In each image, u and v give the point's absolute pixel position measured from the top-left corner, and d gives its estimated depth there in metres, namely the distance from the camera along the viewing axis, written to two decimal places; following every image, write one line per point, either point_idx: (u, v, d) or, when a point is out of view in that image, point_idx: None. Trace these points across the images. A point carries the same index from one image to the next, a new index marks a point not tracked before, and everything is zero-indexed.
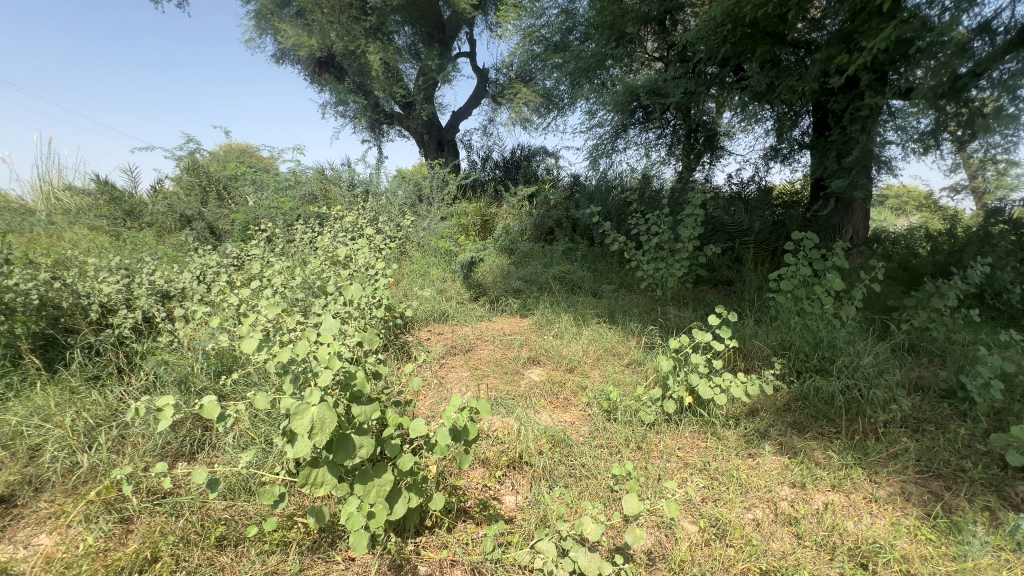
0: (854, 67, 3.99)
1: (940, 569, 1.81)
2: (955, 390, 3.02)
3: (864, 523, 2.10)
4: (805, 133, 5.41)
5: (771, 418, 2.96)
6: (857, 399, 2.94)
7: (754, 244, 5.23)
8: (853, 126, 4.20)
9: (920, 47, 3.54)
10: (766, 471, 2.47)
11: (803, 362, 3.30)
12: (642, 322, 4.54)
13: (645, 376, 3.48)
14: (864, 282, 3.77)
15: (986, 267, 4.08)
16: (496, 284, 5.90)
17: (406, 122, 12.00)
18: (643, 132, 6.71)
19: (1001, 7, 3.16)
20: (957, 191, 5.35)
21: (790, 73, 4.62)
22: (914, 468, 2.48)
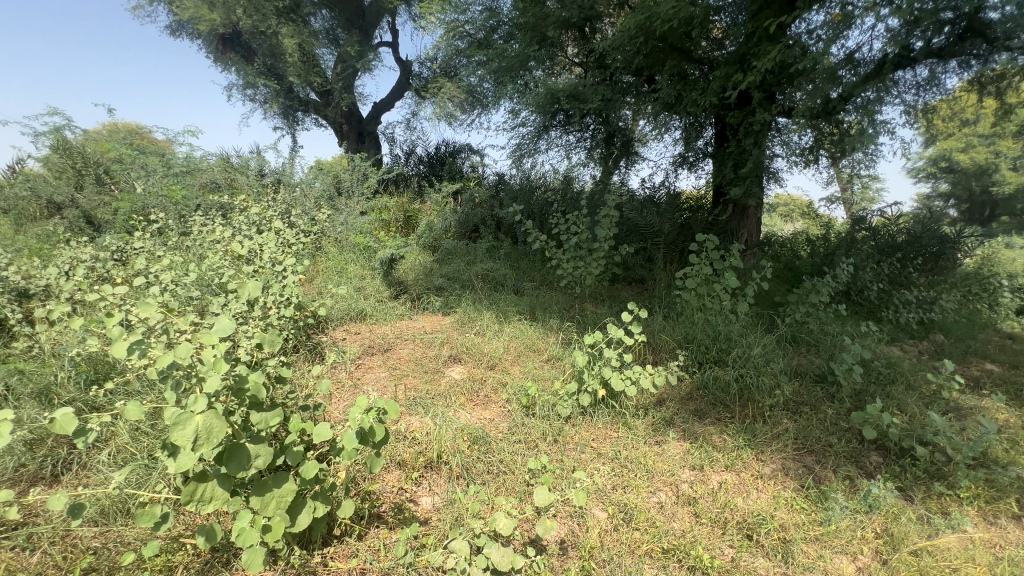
0: (747, 85, 4.41)
1: (810, 533, 2.04)
2: (826, 374, 3.44)
3: (751, 498, 2.32)
4: (709, 143, 5.88)
5: (675, 406, 3.18)
6: (748, 386, 3.24)
7: (664, 245, 5.59)
8: (747, 139, 4.62)
9: (800, 71, 3.94)
10: (670, 457, 2.65)
11: (703, 354, 3.58)
12: (562, 319, 4.67)
13: (563, 371, 3.58)
14: (755, 280, 4.16)
15: (851, 267, 4.68)
16: (418, 281, 5.77)
17: (323, 111, 11.35)
18: (564, 134, 6.90)
19: (862, 41, 3.62)
20: (830, 203, 6.13)
21: (695, 87, 4.97)
22: (793, 446, 2.79)
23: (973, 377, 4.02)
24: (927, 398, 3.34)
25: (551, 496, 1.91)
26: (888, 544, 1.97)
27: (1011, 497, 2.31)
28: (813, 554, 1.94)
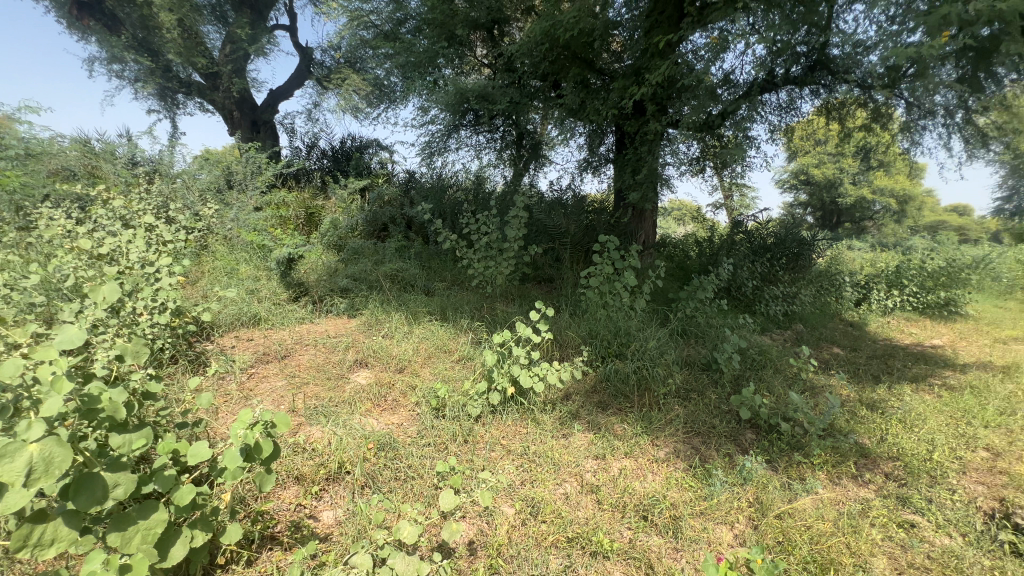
0: (642, 97, 4.75)
1: (696, 508, 2.24)
2: (710, 363, 3.81)
3: (647, 481, 2.49)
4: (610, 150, 6.23)
5: (580, 400, 3.33)
6: (645, 377, 3.48)
7: (571, 245, 5.82)
8: (642, 148, 4.97)
9: (685, 88, 4.32)
10: (575, 448, 2.76)
11: (606, 348, 3.79)
12: (474, 318, 4.67)
13: (473, 371, 3.58)
14: (651, 278, 4.48)
15: (731, 266, 5.24)
16: (320, 282, 5.42)
17: (209, 95, 10.25)
18: (474, 134, 6.90)
19: (735, 64, 4.06)
20: (714, 208, 6.82)
21: (597, 95, 5.24)
22: (683, 430, 3.05)
23: (824, 360, 4.70)
24: (789, 380, 3.85)
25: (457, 499, 1.91)
26: (758, 511, 2.22)
27: (850, 460, 2.73)
28: (698, 527, 2.13)
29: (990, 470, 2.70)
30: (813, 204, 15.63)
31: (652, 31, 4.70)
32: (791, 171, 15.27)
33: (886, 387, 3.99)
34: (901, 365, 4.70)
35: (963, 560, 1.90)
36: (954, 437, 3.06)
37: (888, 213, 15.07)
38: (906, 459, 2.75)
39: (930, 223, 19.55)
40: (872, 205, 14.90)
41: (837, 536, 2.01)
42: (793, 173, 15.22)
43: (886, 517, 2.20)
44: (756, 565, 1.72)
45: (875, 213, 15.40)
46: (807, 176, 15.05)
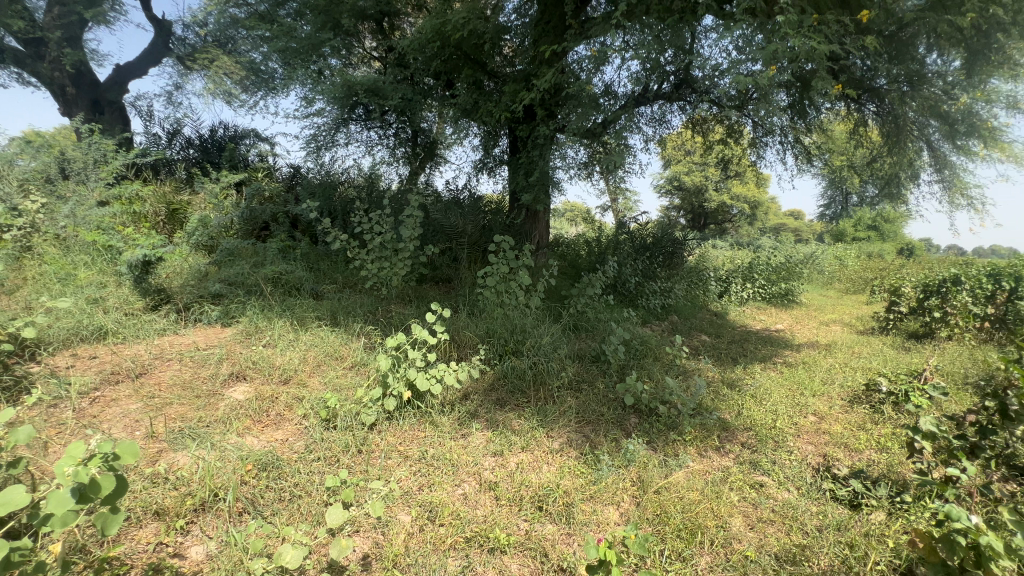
0: (532, 102, 4.92)
1: (586, 492, 2.39)
2: (599, 354, 4.08)
3: (542, 473, 2.58)
4: (504, 152, 6.36)
5: (479, 399, 3.35)
6: (541, 371, 3.62)
7: (468, 245, 5.84)
8: (534, 151, 5.15)
9: (571, 96, 4.57)
10: (473, 448, 2.77)
11: (503, 346, 3.87)
12: (367, 322, 4.46)
13: (368, 377, 3.42)
14: (545, 276, 4.66)
15: (616, 263, 5.65)
16: (186, 287, 4.79)
17: (31, 65, 8.50)
18: (365, 129, 6.59)
19: (614, 77, 4.38)
20: (601, 210, 7.31)
21: (489, 97, 5.32)
22: (575, 420, 3.22)
23: (694, 346, 5.29)
24: (666, 366, 4.27)
25: (344, 514, 1.85)
26: (640, 489, 2.43)
27: (714, 434, 3.11)
28: (588, 510, 2.26)
29: (817, 431, 3.25)
30: (685, 208, 17.45)
31: (540, 40, 4.88)
32: (666, 177, 16.90)
33: (742, 367, 4.61)
34: (753, 348, 5.46)
35: (798, 509, 2.27)
36: (791, 406, 3.63)
37: (742, 216, 17.48)
38: (757, 428, 3.21)
39: (774, 224, 23.00)
40: (730, 209, 17.18)
41: (704, 502, 2.27)
42: (668, 179, 16.84)
43: (742, 481, 2.54)
44: (630, 541, 1.78)
45: (732, 216, 17.77)
46: (678, 182, 16.78)
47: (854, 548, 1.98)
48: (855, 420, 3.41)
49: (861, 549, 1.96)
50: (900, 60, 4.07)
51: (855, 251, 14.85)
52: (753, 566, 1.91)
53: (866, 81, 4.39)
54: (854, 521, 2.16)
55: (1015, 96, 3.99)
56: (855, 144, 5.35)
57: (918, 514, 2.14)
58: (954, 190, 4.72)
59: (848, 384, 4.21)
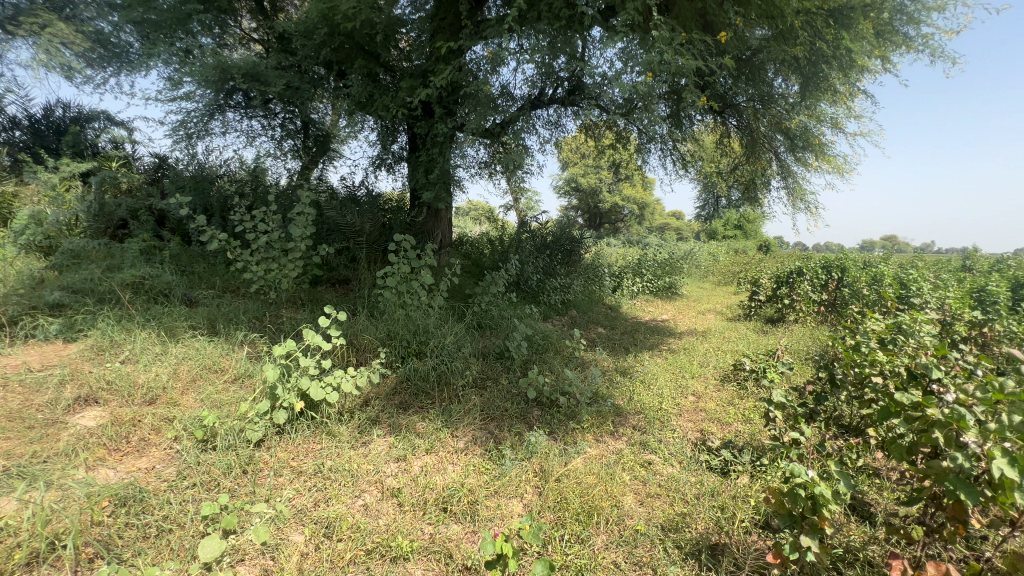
0: (429, 99, 4.85)
1: (490, 488, 2.41)
2: (503, 351, 4.15)
3: (447, 473, 2.56)
4: (404, 148, 6.18)
5: (380, 404, 3.22)
6: (445, 372, 3.58)
7: (367, 244, 5.57)
8: (433, 149, 5.07)
9: (468, 94, 4.57)
10: (375, 455, 2.67)
11: (405, 348, 3.77)
12: (252, 330, 4.06)
13: (254, 390, 3.12)
14: (448, 276, 4.61)
15: (518, 261, 5.79)
16: (13, 297, 3.97)
17: None
18: (245, 118, 5.98)
19: (509, 79, 4.46)
20: (505, 209, 7.43)
21: (386, 91, 5.13)
22: (480, 417, 3.24)
23: (592, 338, 5.61)
24: (565, 358, 4.47)
25: (219, 544, 1.75)
26: (542, 478, 2.51)
27: (609, 419, 3.33)
28: (493, 505, 2.29)
29: (696, 409, 3.63)
30: (582, 208, 18.41)
31: (437, 36, 4.81)
32: (565, 178, 17.69)
33: (634, 355, 5.00)
34: (643, 337, 5.95)
35: (679, 481, 2.52)
36: (675, 388, 4.02)
37: (633, 216, 18.94)
38: (646, 410, 3.50)
39: (659, 224, 25.23)
40: (621, 210, 18.51)
41: (599, 485, 2.42)
42: (567, 180, 17.63)
43: (633, 461, 2.75)
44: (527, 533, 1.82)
45: (624, 216, 19.19)
46: (576, 184, 17.69)
47: (724, 509, 2.24)
48: (726, 396, 3.88)
49: (730, 509, 2.22)
50: (753, 82, 4.68)
51: (725, 248, 16.85)
52: (643, 538, 2.07)
53: (728, 98, 4.98)
54: (723, 486, 2.45)
55: (837, 118, 4.81)
56: (722, 153, 6.06)
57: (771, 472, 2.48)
58: (795, 196, 5.57)
59: (719, 365, 4.77)
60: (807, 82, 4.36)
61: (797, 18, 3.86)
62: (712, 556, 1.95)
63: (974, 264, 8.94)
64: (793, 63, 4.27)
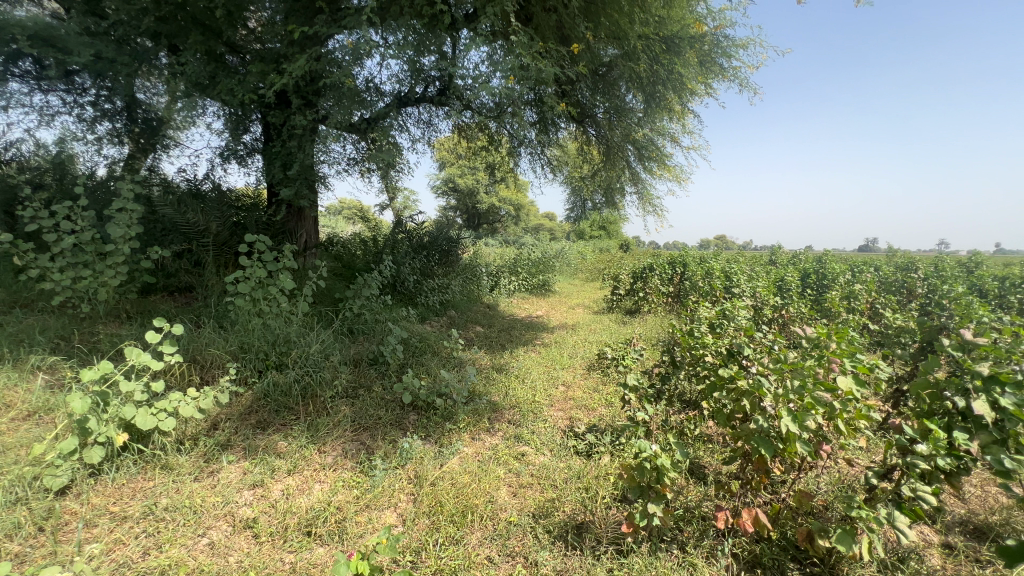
0: (284, 87, 4.42)
1: (360, 503, 2.28)
2: (377, 356, 3.96)
3: (312, 494, 2.36)
4: (258, 139, 5.59)
5: (231, 426, 2.85)
6: (310, 384, 3.30)
7: (214, 247, 4.87)
8: (291, 141, 4.62)
9: (328, 84, 4.24)
10: (223, 485, 2.35)
11: (263, 361, 3.37)
12: (54, 354, 3.28)
13: (55, 426, 2.53)
14: (313, 280, 4.24)
15: (392, 262, 5.58)
16: None
17: None
18: (36, 91, 4.81)
19: (373, 71, 4.24)
20: (381, 208, 7.10)
21: (232, 73, 4.55)
22: (351, 428, 3.05)
23: (469, 337, 5.67)
24: (443, 359, 4.45)
25: None
26: (416, 484, 2.45)
27: (485, 417, 3.39)
28: (363, 520, 2.17)
29: (566, 398, 3.87)
30: (460, 208, 18.52)
31: (290, 18, 4.40)
32: (442, 178, 17.60)
33: (509, 352, 5.16)
34: (519, 334, 6.18)
35: (550, 468, 2.66)
36: (547, 380, 4.24)
37: (509, 217, 19.63)
38: (520, 404, 3.64)
39: (535, 224, 26.49)
40: (498, 211, 19.05)
41: (473, 483, 2.44)
42: (444, 180, 17.58)
43: (508, 454, 2.84)
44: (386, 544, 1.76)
45: (501, 218, 19.80)
46: (453, 184, 17.70)
47: (588, 489, 2.43)
48: (591, 383, 4.21)
49: (593, 488, 2.41)
50: (608, 96, 5.12)
51: (592, 247, 18.32)
52: (515, 528, 2.13)
53: (587, 109, 5.39)
54: (588, 468, 2.65)
55: (674, 133, 5.51)
56: (584, 159, 6.55)
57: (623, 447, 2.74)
58: (645, 200, 6.26)
59: (586, 356, 5.16)
60: (650, 99, 4.90)
61: (639, 41, 4.32)
62: (577, 535, 2.09)
63: (777, 259, 10.98)
64: (638, 81, 4.78)
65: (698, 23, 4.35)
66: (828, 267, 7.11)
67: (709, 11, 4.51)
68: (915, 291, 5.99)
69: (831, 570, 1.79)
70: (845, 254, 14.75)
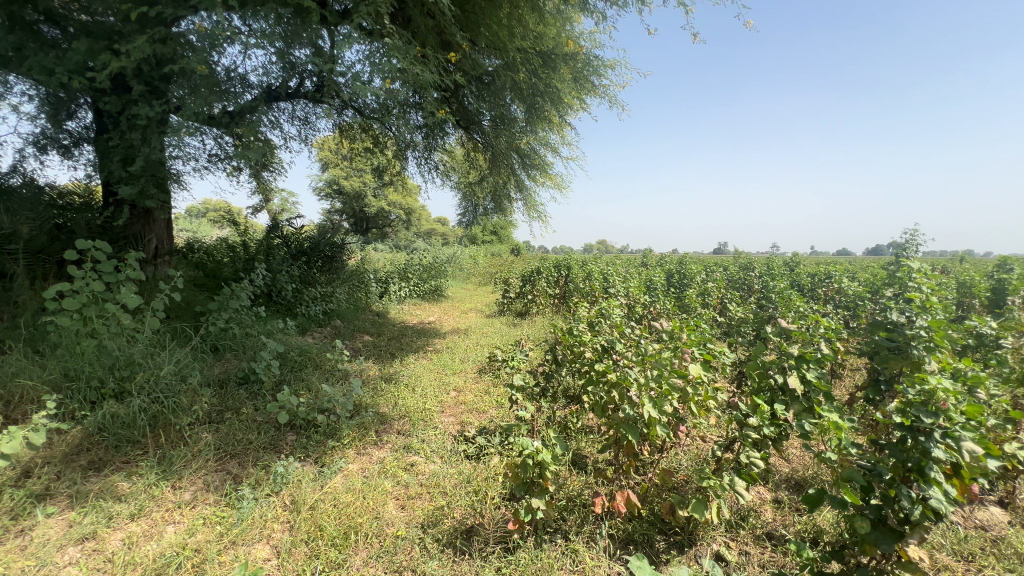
0: (120, 70, 3.78)
1: (223, 541, 2.02)
2: (248, 374, 3.58)
3: (162, 538, 2.04)
4: (88, 128, 4.74)
5: (51, 471, 2.35)
6: (162, 412, 2.85)
7: (27, 255, 4.00)
8: (131, 132, 3.97)
9: (177, 69, 3.72)
10: (38, 544, 1.92)
11: (97, 390, 2.83)
12: None
13: None
14: (164, 291, 3.68)
15: (265, 270, 5.07)
16: None
17: None
18: None
19: (233, 60, 3.81)
20: (252, 210, 6.45)
21: (47, 46, 3.78)
22: (215, 458, 2.71)
23: (355, 347, 5.39)
24: (325, 373, 4.16)
25: None
26: (293, 511, 2.26)
27: (372, 429, 3.24)
28: (229, 559, 1.93)
29: (458, 403, 3.86)
30: (346, 212, 17.55)
31: None
32: (325, 180, 16.54)
33: (399, 360, 5.01)
34: (410, 341, 6.02)
35: (440, 475, 2.63)
36: (438, 387, 4.20)
37: (400, 222, 19.13)
38: (410, 413, 3.55)
39: (427, 229, 26.10)
40: (388, 215, 18.44)
41: (357, 502, 2.31)
42: (327, 181, 16.50)
43: (396, 466, 2.75)
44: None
45: (391, 221, 19.19)
46: (338, 187, 16.69)
47: (478, 492, 2.45)
48: (483, 386, 4.25)
49: (483, 491, 2.44)
50: (492, 104, 5.24)
51: (484, 251, 18.56)
52: (403, 541, 2.07)
53: (473, 116, 5.46)
54: (478, 471, 2.68)
55: (554, 144, 5.82)
56: (471, 164, 6.62)
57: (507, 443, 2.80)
58: (530, 206, 6.52)
59: (477, 359, 5.20)
60: (530, 110, 5.11)
61: (518, 54, 4.49)
62: (466, 539, 2.10)
63: (648, 261, 12.18)
64: (519, 91, 4.95)
65: (571, 42, 4.65)
66: (687, 268, 8.04)
67: (581, 32, 4.84)
68: (753, 287, 7.05)
69: (689, 536, 2.02)
70: (702, 257, 16.85)
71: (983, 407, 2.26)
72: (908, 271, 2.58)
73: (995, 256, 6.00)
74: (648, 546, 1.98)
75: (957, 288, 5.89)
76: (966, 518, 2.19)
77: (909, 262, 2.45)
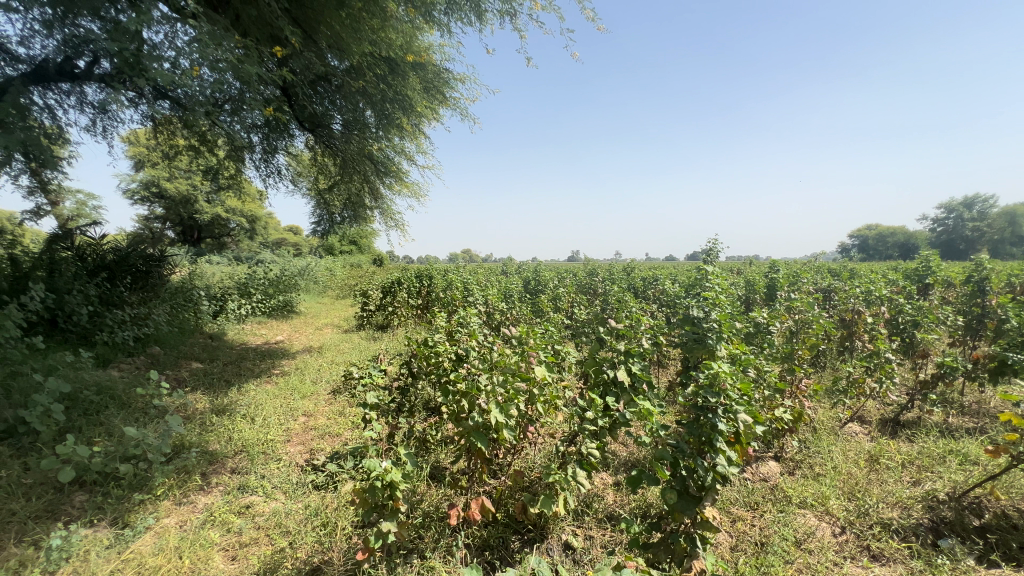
0: None
1: None
2: (14, 425, 2.77)
3: None
4: None
5: None
6: None
7: None
8: None
9: None
10: None
11: None
12: None
13: None
14: None
15: (46, 290, 3.98)
16: None
17: None
18: None
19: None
20: (36, 213, 5.11)
21: None
22: None
23: (178, 377, 4.56)
24: (135, 413, 3.45)
25: None
26: None
27: (196, 473, 2.75)
28: None
29: (306, 429, 3.53)
30: (171, 219, 15.03)
31: None
32: (140, 180, 13.90)
33: (235, 388, 4.39)
34: (251, 364, 5.35)
35: (282, 514, 2.35)
36: (283, 414, 3.78)
37: (242, 231, 17.10)
38: (247, 447, 3.12)
39: (277, 238, 23.68)
40: (227, 222, 16.31)
41: (171, 563, 1.95)
42: (142, 183, 13.88)
43: (228, 511, 2.39)
44: None
45: (231, 230, 16.99)
46: (158, 189, 14.12)
47: (326, 525, 2.26)
48: (336, 408, 3.96)
49: (331, 523, 2.26)
50: (343, 108, 4.96)
51: (342, 262, 17.52)
52: None
53: (322, 119, 5.10)
54: (327, 502, 2.47)
55: (409, 152, 5.74)
56: (318, 169, 6.18)
57: (359, 466, 2.63)
58: (387, 215, 6.31)
59: (332, 379, 4.83)
60: (382, 117, 4.96)
61: (363, 58, 4.31)
62: None
63: (508, 268, 12.76)
64: (368, 96, 4.77)
65: (419, 52, 4.63)
66: (542, 275, 8.59)
67: (430, 43, 4.86)
68: (598, 290, 7.84)
69: (542, 531, 2.12)
70: (557, 264, 18.11)
71: (760, 381, 2.82)
72: (707, 274, 3.09)
73: (768, 260, 7.59)
74: (503, 548, 2.03)
75: (745, 285, 7.30)
76: (753, 473, 2.69)
77: (707, 266, 2.94)
